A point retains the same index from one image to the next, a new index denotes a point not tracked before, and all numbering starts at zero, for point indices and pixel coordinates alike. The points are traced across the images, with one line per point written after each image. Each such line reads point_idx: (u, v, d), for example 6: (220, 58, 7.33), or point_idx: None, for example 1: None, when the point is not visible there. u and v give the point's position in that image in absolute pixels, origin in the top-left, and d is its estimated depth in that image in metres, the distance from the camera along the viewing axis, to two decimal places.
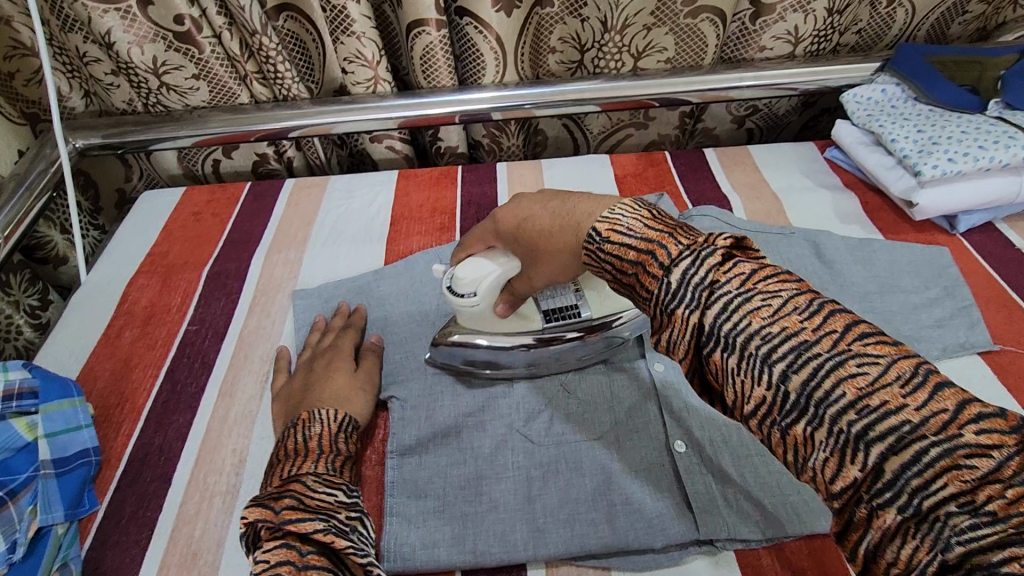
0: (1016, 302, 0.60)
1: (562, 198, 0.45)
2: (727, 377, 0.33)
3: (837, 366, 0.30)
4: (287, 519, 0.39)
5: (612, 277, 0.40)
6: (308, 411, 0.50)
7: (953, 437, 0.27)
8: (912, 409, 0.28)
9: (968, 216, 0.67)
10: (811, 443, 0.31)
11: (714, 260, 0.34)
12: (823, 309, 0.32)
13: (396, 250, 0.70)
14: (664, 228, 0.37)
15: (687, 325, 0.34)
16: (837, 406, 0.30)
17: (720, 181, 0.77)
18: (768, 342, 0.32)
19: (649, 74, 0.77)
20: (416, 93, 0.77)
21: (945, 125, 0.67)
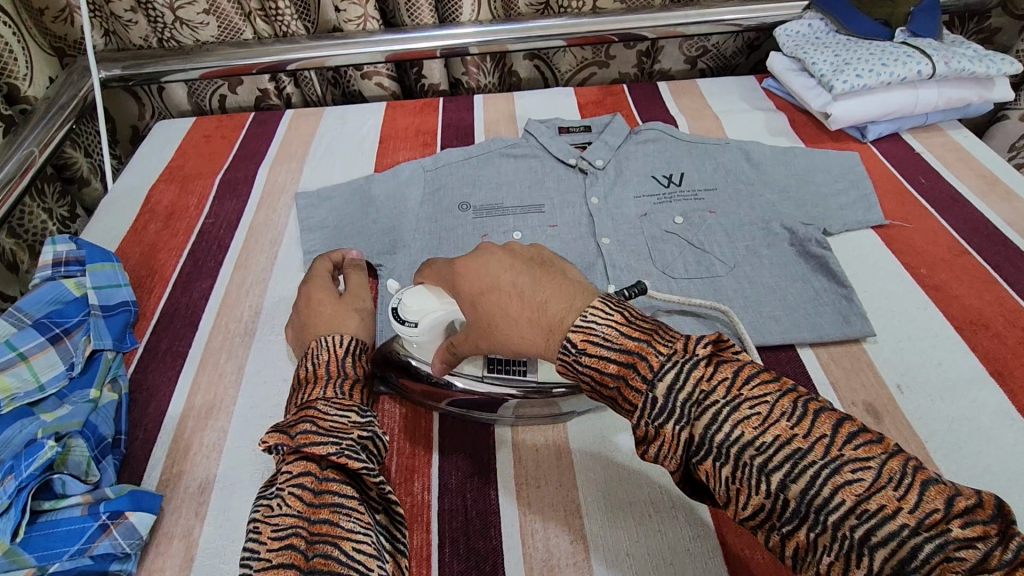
0: (909, 191, 0.71)
1: (534, 277, 0.41)
2: (722, 485, 0.33)
3: (834, 475, 0.30)
4: (304, 443, 0.40)
5: (592, 387, 0.38)
6: (318, 340, 0.50)
7: (942, 532, 0.28)
8: (906, 511, 0.28)
9: (876, 127, 0.78)
10: (813, 547, 0.30)
11: (701, 371, 0.34)
12: (808, 411, 0.32)
13: (384, 162, 0.80)
14: (641, 334, 0.36)
15: (677, 439, 0.34)
16: (837, 511, 0.29)
17: (669, 107, 0.87)
18: (763, 453, 0.31)
19: (607, 12, 0.88)
20: (401, 29, 0.87)
21: (857, 49, 0.78)
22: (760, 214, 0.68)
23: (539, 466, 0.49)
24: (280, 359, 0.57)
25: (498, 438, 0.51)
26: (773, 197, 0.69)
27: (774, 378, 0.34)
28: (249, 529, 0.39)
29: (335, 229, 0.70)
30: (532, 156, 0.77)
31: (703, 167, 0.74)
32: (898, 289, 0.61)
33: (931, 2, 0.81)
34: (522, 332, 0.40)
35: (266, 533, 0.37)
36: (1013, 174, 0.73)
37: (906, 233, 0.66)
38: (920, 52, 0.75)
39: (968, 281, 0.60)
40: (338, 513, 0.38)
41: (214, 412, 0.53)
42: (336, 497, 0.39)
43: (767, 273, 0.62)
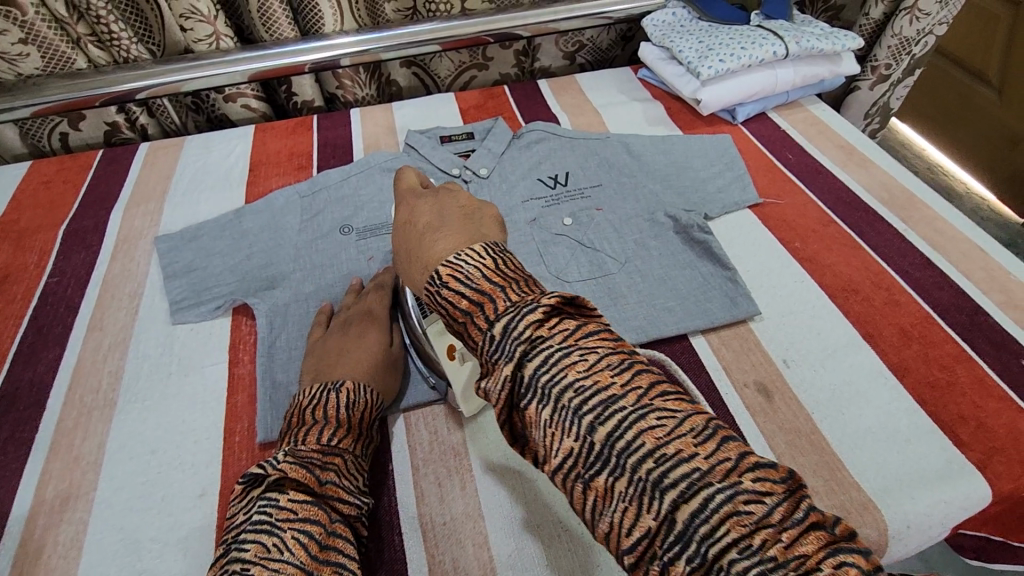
0: (779, 167, 0.75)
1: (444, 215, 0.42)
2: (537, 428, 0.31)
3: (642, 419, 0.29)
4: (329, 491, 0.40)
5: (447, 319, 0.37)
6: (355, 383, 0.49)
7: (734, 485, 0.27)
8: (702, 457, 0.27)
9: (744, 108, 0.81)
10: (609, 493, 0.29)
11: (534, 316, 0.32)
12: (632, 366, 0.31)
13: (256, 191, 0.75)
14: (502, 281, 0.35)
15: (501, 376, 0.32)
16: (637, 454, 0.28)
17: (551, 105, 0.87)
18: (579, 394, 0.30)
19: (476, 15, 0.86)
20: (261, 46, 0.81)
21: (717, 35, 0.81)
22: (644, 206, 0.68)
23: (444, 498, 0.47)
24: (147, 429, 0.51)
25: (399, 478, 0.48)
26: (655, 187, 0.71)
27: (610, 337, 0.33)
28: (233, 566, 0.34)
29: (203, 271, 0.64)
30: (416, 170, 0.74)
31: (587, 165, 0.74)
32: (777, 265, 0.63)
33: None
34: (414, 267, 0.41)
35: (263, 575, 0.33)
36: (868, 143, 0.78)
37: (779, 208, 0.69)
38: (774, 34, 0.79)
39: (836, 249, 0.64)
40: (339, 574, 0.36)
41: (70, 503, 0.47)
42: (340, 557, 0.37)
43: (657, 264, 0.63)
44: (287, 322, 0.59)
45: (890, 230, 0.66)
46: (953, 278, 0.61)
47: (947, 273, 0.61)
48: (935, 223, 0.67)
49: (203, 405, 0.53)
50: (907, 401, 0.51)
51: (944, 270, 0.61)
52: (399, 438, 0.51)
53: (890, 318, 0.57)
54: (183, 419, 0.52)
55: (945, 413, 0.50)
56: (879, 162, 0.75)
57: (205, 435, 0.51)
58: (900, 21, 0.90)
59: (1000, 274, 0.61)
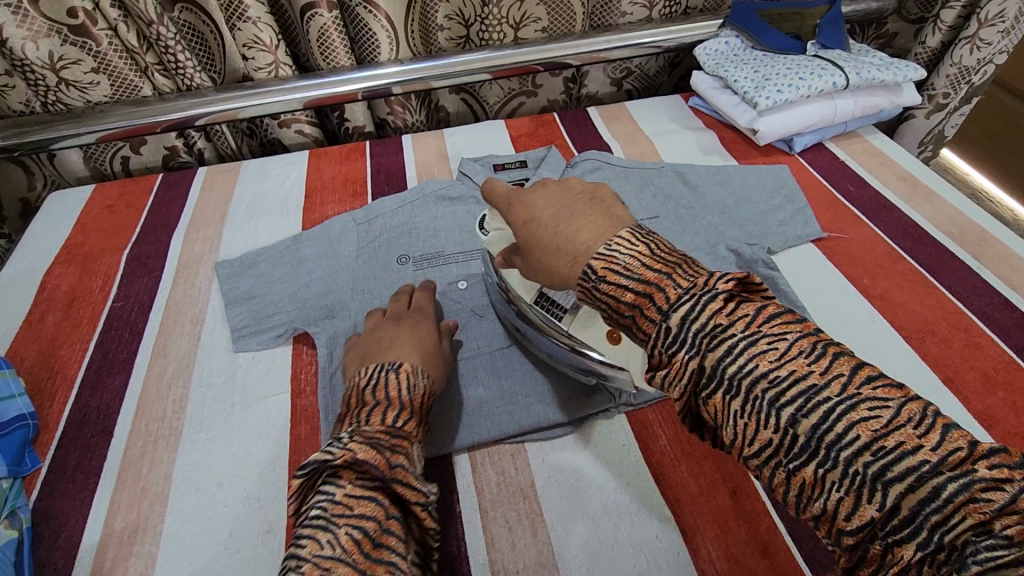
0: (840, 200, 0.73)
1: (573, 208, 0.42)
2: (730, 420, 0.33)
3: (849, 411, 0.30)
4: (396, 476, 0.41)
5: (608, 313, 0.39)
6: (413, 366, 0.51)
7: (968, 473, 0.27)
8: (928, 449, 0.28)
9: (801, 138, 0.80)
10: (821, 484, 0.30)
11: (715, 305, 0.34)
12: (827, 352, 0.32)
13: (312, 218, 0.75)
14: (664, 267, 0.36)
15: (686, 369, 0.34)
16: (851, 447, 0.29)
17: (602, 133, 0.87)
18: (776, 386, 0.31)
19: (529, 44, 0.87)
20: (317, 74, 0.83)
21: (773, 65, 0.80)
22: (704, 238, 0.67)
23: (515, 545, 0.46)
24: (213, 459, 0.51)
25: (467, 521, 0.47)
26: (714, 219, 0.69)
27: (796, 320, 0.34)
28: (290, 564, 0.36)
29: (264, 298, 0.65)
30: (469, 198, 0.74)
31: (642, 195, 0.73)
32: (845, 303, 0.61)
33: (834, 13, 0.85)
34: (554, 258, 0.41)
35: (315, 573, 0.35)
36: (931, 175, 0.76)
37: (843, 242, 0.68)
38: (833, 64, 0.78)
39: (908, 287, 0.62)
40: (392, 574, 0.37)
41: (138, 535, 0.47)
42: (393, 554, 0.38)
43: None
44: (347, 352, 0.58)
45: (963, 268, 0.64)
46: None
47: None
48: (1011, 261, 0.64)
49: (267, 436, 0.53)
50: None
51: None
52: (464, 480, 0.50)
53: (972, 362, 0.55)
54: (248, 451, 0.52)
55: None
56: (944, 195, 0.73)
57: (270, 468, 0.51)
58: (961, 50, 0.88)
59: None
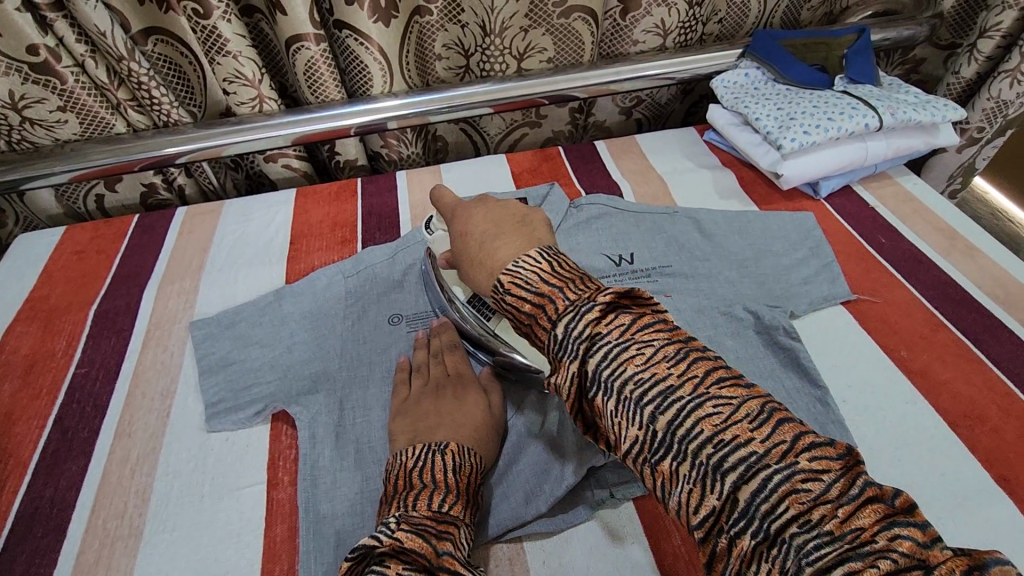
0: (871, 253, 0.67)
1: (500, 228, 0.44)
2: (608, 419, 0.34)
3: (697, 408, 0.32)
4: (445, 564, 0.36)
5: (514, 322, 0.40)
6: (459, 445, 0.48)
7: (791, 465, 0.29)
8: (759, 441, 0.30)
9: (828, 182, 0.74)
10: (675, 477, 0.32)
11: (594, 315, 0.35)
12: (688, 356, 0.34)
13: (297, 268, 0.69)
14: (559, 282, 0.38)
15: (571, 374, 0.35)
16: (697, 441, 0.31)
17: (610, 170, 0.81)
18: (641, 387, 0.33)
19: (533, 75, 0.81)
20: (305, 108, 0.77)
21: (799, 102, 0.74)
22: (723, 298, 0.61)
23: None
24: (176, 568, 0.46)
25: None
26: (734, 276, 0.64)
27: (667, 328, 0.35)
28: None
29: (241, 366, 0.59)
30: None
31: (654, 246, 0.68)
32: (884, 378, 0.55)
33: (862, 44, 0.79)
34: (473, 271, 0.44)
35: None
36: (970, 225, 0.70)
37: (877, 303, 0.62)
38: (864, 102, 0.72)
39: (952, 362, 0.56)
40: None
41: None
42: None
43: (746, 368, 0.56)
44: (329, 435, 0.52)
45: (1012, 339, 0.58)
46: None
47: None
48: None
49: (236, 539, 0.47)
50: None
51: None
52: None
53: None
54: (215, 558, 0.46)
55: None
56: (986, 250, 0.67)
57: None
58: (998, 84, 0.82)
59: None
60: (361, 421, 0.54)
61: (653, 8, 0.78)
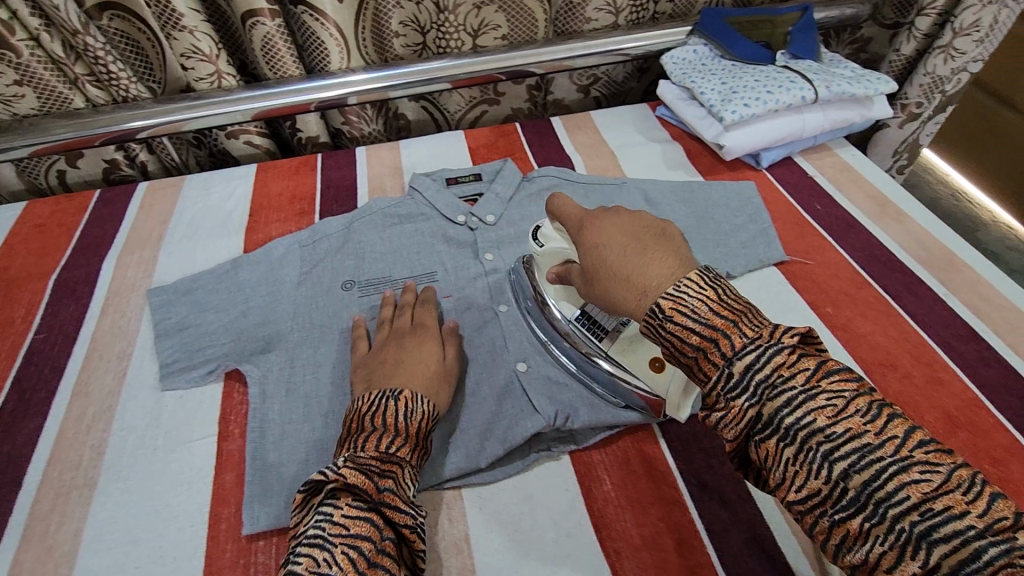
0: (807, 220, 0.70)
1: (642, 243, 0.43)
2: (779, 465, 0.35)
3: (898, 471, 0.32)
4: (386, 500, 0.40)
5: (671, 351, 0.40)
6: (412, 392, 0.47)
7: (906, 457, 0.32)
8: (973, 514, 0.30)
9: (769, 153, 0.77)
10: (865, 535, 0.33)
11: (780, 359, 0.36)
12: (883, 413, 0.34)
13: (255, 238, 0.71)
14: (731, 313, 0.38)
15: (745, 414, 0.36)
16: (899, 505, 0.32)
17: (564, 145, 0.83)
18: (831, 441, 0.34)
19: (488, 52, 0.83)
20: (264, 84, 0.78)
21: (741, 76, 0.77)
22: None
23: None
24: (129, 514, 0.48)
25: None
26: None
27: (852, 378, 0.36)
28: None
29: (197, 329, 0.61)
30: (419, 217, 0.72)
31: None
32: (806, 330, 0.58)
33: (806, 22, 0.82)
34: (622, 291, 0.42)
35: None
36: (901, 193, 0.73)
37: (808, 264, 0.65)
38: (802, 76, 0.75)
39: (871, 316, 0.59)
40: None
41: None
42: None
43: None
44: (279, 390, 0.55)
45: (929, 295, 0.61)
46: (1001, 352, 0.56)
47: (994, 347, 0.56)
48: (978, 287, 0.62)
49: (187, 486, 0.49)
50: None
51: (991, 344, 0.56)
52: None
53: (936, 401, 0.52)
54: (166, 504, 0.48)
55: None
56: (913, 215, 0.70)
57: (188, 522, 0.47)
58: (934, 59, 0.86)
59: None
60: (310, 377, 0.56)
61: None
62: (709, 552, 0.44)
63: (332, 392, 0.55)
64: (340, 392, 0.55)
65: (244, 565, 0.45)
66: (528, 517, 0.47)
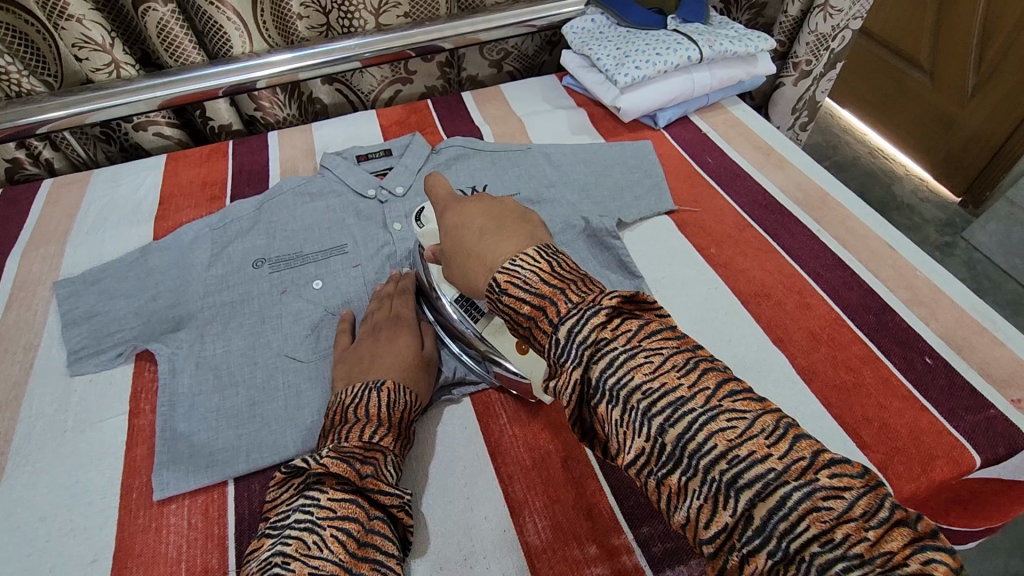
0: (698, 172, 0.75)
1: (494, 226, 0.48)
2: (612, 426, 0.36)
3: (716, 426, 0.33)
4: (369, 486, 0.42)
5: (510, 323, 0.43)
6: (393, 382, 0.50)
7: (716, 409, 0.34)
8: (776, 458, 0.32)
9: (664, 113, 0.81)
10: (684, 491, 0.34)
11: (599, 320, 0.37)
12: (697, 366, 0.35)
13: (166, 226, 0.72)
14: (559, 282, 0.41)
15: (573, 379, 0.37)
16: (710, 456, 0.33)
17: (474, 118, 0.86)
18: (648, 397, 0.35)
19: (392, 30, 0.84)
20: (165, 72, 0.78)
21: (633, 41, 0.81)
22: (561, 213, 0.69)
23: None
24: (39, 494, 0.49)
25: None
26: (574, 199, 0.71)
27: (673, 337, 0.37)
28: (276, 558, 0.36)
29: (106, 315, 0.61)
30: (330, 194, 0.73)
31: (505, 177, 0.74)
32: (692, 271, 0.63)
33: None
34: (470, 267, 0.48)
35: (304, 571, 0.36)
36: (785, 142, 0.79)
37: (700, 214, 0.70)
38: (688, 38, 0.79)
39: (754, 256, 0.64)
40: (377, 571, 0.38)
41: None
42: (377, 554, 0.39)
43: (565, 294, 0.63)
44: (190, 365, 0.56)
45: (805, 232, 0.67)
46: (863, 277, 0.62)
47: (859, 274, 0.62)
48: (847, 221, 0.68)
49: (99, 462, 0.51)
50: (814, 403, 0.52)
51: (854, 270, 0.62)
52: None
53: (802, 322, 0.58)
54: (78, 480, 0.49)
55: (851, 414, 0.51)
56: (795, 162, 0.76)
57: (100, 495, 0.49)
58: (815, 18, 0.91)
59: (908, 272, 0.62)
60: (220, 351, 0.57)
61: None
62: (595, 473, 0.48)
63: (243, 363, 0.57)
64: (250, 362, 0.57)
65: (156, 528, 0.47)
66: (430, 454, 0.51)
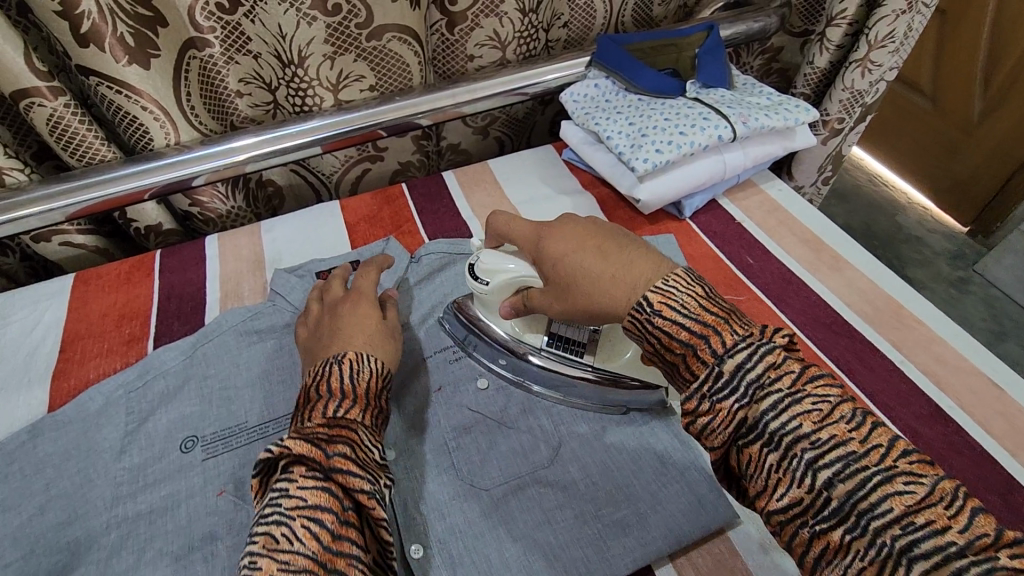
0: (740, 278, 0.62)
1: (614, 244, 0.47)
2: (760, 472, 0.37)
3: (886, 482, 0.33)
4: (335, 466, 0.40)
5: (657, 348, 0.42)
6: (357, 353, 0.48)
7: (890, 467, 0.33)
8: (955, 530, 0.31)
9: (691, 201, 0.68)
10: (844, 549, 0.33)
11: (770, 355, 0.38)
12: (866, 420, 0.35)
13: (67, 385, 0.55)
14: (719, 312, 0.40)
15: (733, 415, 0.38)
16: (882, 517, 0.32)
17: (460, 207, 0.72)
18: (816, 446, 0.35)
19: (354, 107, 0.68)
20: (66, 176, 0.61)
21: (650, 114, 0.67)
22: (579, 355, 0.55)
23: None
24: None
25: None
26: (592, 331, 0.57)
27: (835, 384, 0.37)
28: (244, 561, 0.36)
29: None
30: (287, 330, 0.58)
31: None
32: None
33: (713, 43, 0.73)
34: (605, 291, 0.45)
35: (273, 568, 0.35)
36: (838, 235, 0.66)
37: None
38: (717, 110, 0.65)
39: None
40: (355, 566, 0.37)
41: None
42: (353, 548, 0.38)
43: (600, 493, 0.48)
44: None
45: (885, 365, 0.53)
46: (975, 436, 0.49)
47: (965, 428, 0.49)
48: (935, 348, 0.55)
49: None
50: None
51: (960, 424, 0.49)
52: None
53: None
54: None
55: None
56: (853, 260, 0.63)
57: None
58: (850, 74, 0.79)
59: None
60: None
61: (481, 19, 0.69)
62: None
63: None
64: None
65: None
66: None
